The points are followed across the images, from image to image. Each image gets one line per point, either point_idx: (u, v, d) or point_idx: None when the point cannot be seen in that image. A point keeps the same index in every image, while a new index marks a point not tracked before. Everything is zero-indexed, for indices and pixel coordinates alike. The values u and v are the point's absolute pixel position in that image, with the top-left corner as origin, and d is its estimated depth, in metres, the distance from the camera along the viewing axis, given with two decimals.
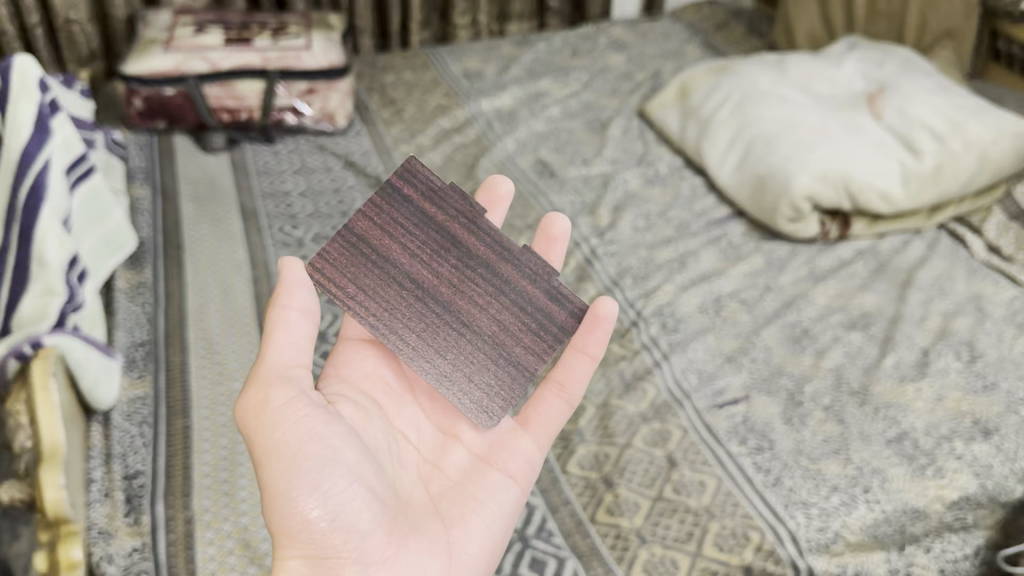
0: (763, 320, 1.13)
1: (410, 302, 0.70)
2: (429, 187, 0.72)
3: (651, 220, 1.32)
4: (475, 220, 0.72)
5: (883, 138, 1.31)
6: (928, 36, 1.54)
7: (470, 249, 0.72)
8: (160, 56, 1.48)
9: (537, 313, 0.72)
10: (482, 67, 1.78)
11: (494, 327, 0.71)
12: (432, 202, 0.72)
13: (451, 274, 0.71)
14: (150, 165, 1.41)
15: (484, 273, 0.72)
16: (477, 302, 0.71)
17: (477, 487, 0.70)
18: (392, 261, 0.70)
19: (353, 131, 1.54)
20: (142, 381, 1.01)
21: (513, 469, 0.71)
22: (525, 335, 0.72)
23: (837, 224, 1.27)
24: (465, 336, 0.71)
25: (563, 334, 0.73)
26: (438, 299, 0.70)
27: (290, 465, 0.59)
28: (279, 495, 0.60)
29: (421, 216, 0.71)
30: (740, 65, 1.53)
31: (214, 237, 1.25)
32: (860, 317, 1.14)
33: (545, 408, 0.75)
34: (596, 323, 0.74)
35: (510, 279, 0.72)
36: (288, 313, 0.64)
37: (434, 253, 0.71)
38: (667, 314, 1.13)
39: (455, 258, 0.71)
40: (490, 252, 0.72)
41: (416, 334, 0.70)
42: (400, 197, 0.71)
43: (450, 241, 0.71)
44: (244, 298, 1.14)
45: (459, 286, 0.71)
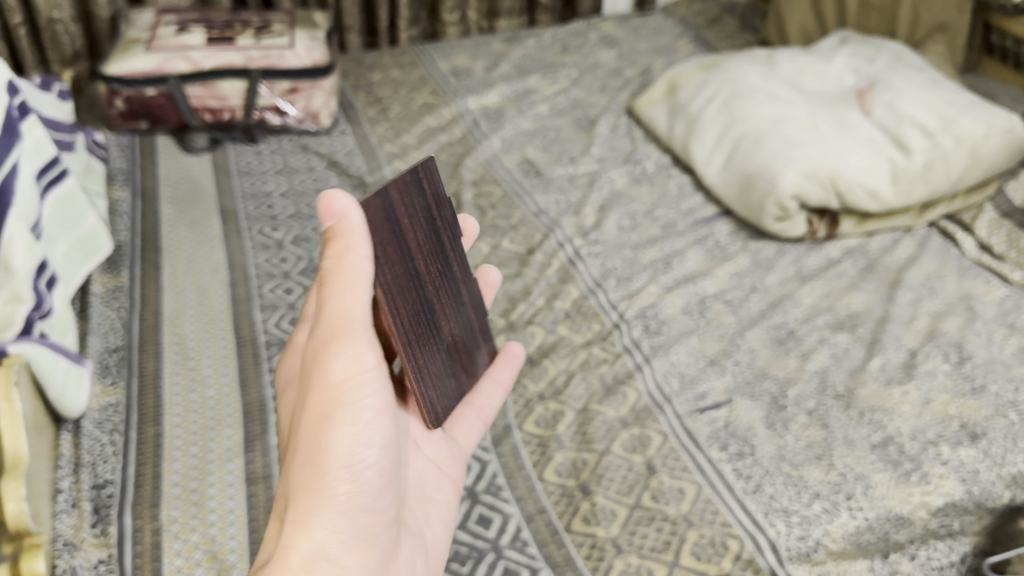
0: (748, 322, 1.11)
1: (410, 291, 0.65)
2: (437, 189, 0.68)
3: (637, 220, 1.30)
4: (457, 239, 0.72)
5: (873, 135, 1.29)
6: (920, 31, 1.51)
7: (447, 259, 0.71)
8: (142, 56, 1.46)
9: (471, 339, 0.76)
10: (470, 64, 1.76)
11: (450, 340, 0.72)
12: (438, 208, 0.68)
13: (435, 279, 0.69)
14: (131, 166, 1.39)
15: (451, 286, 0.72)
16: (444, 311, 0.71)
17: (431, 489, 0.71)
18: (406, 246, 0.65)
19: (338, 130, 1.52)
20: (115, 388, 1.00)
21: (457, 477, 0.74)
22: (463, 357, 0.75)
23: (826, 224, 1.25)
24: (433, 340, 0.69)
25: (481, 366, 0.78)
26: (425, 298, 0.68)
27: (356, 435, 0.58)
28: (333, 461, 0.57)
29: (428, 213, 0.67)
30: (729, 60, 1.50)
31: (192, 241, 1.23)
32: (847, 318, 1.11)
33: (471, 428, 0.76)
34: (510, 361, 0.81)
35: (462, 299, 0.74)
36: (363, 261, 0.58)
37: (430, 253, 0.68)
38: (650, 316, 1.11)
39: (438, 264, 0.70)
40: (457, 270, 0.73)
41: (406, 328, 0.65)
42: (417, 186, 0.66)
43: (440, 247, 0.69)
44: (220, 302, 1.12)
45: (438, 291, 0.70)
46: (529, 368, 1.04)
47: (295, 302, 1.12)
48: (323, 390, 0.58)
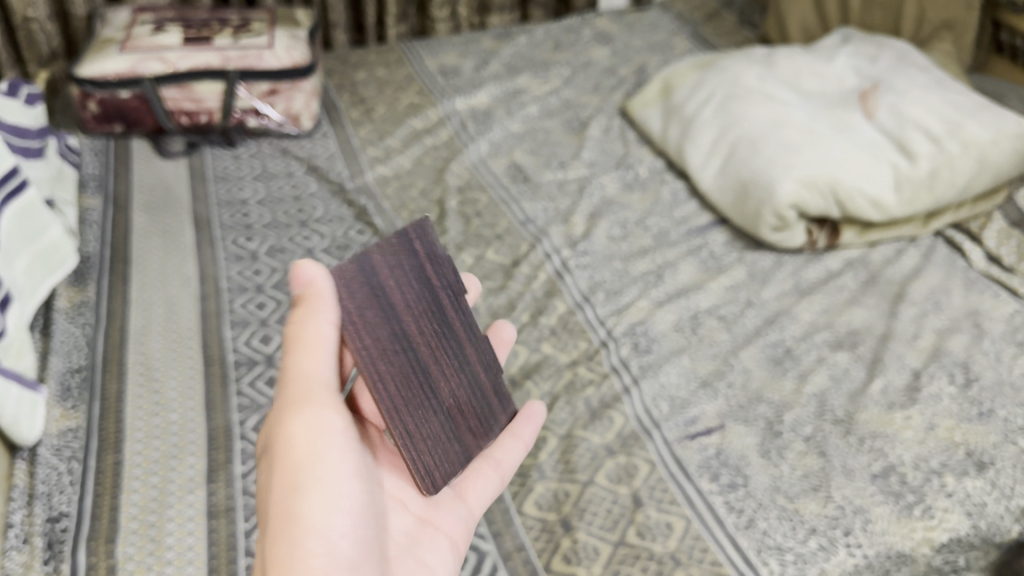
0: (743, 340, 1.05)
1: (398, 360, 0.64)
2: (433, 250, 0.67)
3: (628, 228, 1.25)
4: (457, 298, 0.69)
5: (875, 140, 1.23)
6: (926, 28, 1.45)
7: (452, 323, 0.68)
8: (115, 57, 1.39)
9: (485, 404, 0.71)
10: (459, 62, 1.70)
11: (453, 403, 0.67)
12: (433, 264, 0.66)
13: (434, 339, 0.66)
14: (104, 172, 1.34)
15: (454, 347, 0.68)
16: (447, 373, 0.67)
17: (424, 552, 0.66)
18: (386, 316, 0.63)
19: (320, 133, 1.47)
20: (76, 411, 0.95)
21: (451, 529, 0.68)
22: (473, 423, 0.69)
23: (826, 234, 1.19)
24: (432, 407, 0.66)
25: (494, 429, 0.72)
26: (417, 366, 0.65)
27: (320, 493, 0.57)
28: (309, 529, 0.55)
29: (423, 283, 0.65)
30: (726, 59, 1.44)
31: (164, 253, 1.18)
32: (848, 335, 1.06)
33: (481, 483, 0.71)
34: (530, 419, 0.74)
35: (472, 360, 0.69)
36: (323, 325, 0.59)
37: (425, 315, 0.66)
38: (639, 333, 1.05)
39: (439, 326, 0.67)
40: (465, 330, 0.69)
41: (389, 390, 0.62)
42: (408, 251, 0.65)
43: (439, 310, 0.67)
44: (190, 318, 1.07)
45: (438, 352, 0.66)
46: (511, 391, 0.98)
47: (267, 319, 1.08)
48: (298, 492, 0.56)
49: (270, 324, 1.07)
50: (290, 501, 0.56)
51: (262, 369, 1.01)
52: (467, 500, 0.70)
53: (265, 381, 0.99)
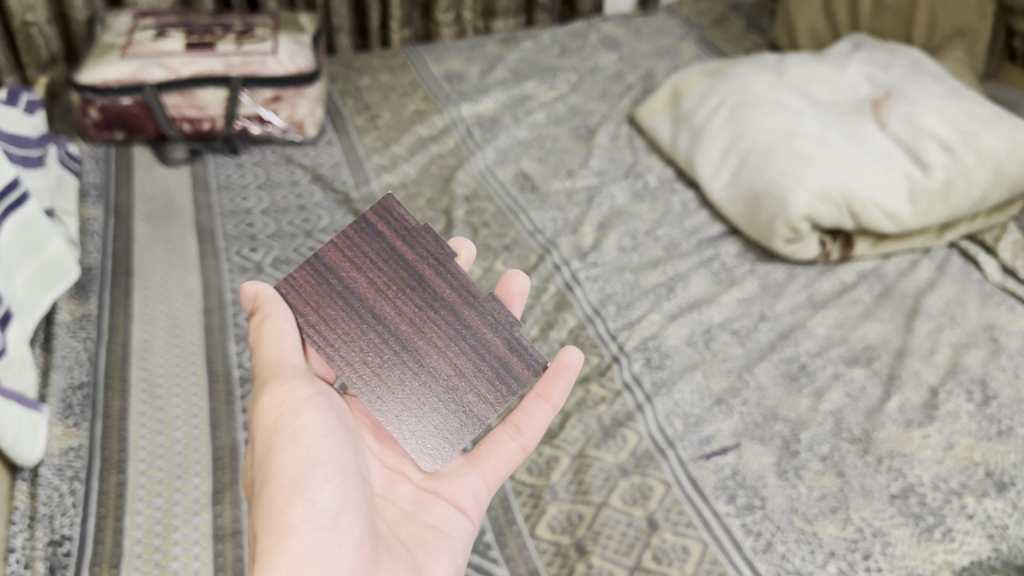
0: (757, 355, 1.03)
1: (370, 335, 0.71)
2: (402, 224, 0.74)
3: (638, 239, 1.23)
4: (442, 262, 0.73)
5: (889, 150, 1.21)
6: (938, 36, 1.43)
7: (435, 289, 0.72)
8: (117, 63, 1.37)
9: (492, 360, 0.71)
10: (464, 68, 1.68)
11: (448, 369, 0.71)
12: (403, 239, 0.73)
13: (412, 310, 0.72)
14: (106, 180, 1.32)
15: (445, 315, 0.72)
16: (435, 343, 0.71)
17: (432, 517, 0.71)
18: (356, 295, 0.72)
19: (324, 140, 1.45)
20: (78, 430, 0.93)
21: (462, 501, 0.73)
22: (479, 384, 0.70)
23: (839, 246, 1.17)
24: (419, 375, 0.71)
25: (518, 385, 0.70)
26: (398, 336, 0.71)
27: (304, 452, 0.62)
28: (289, 481, 0.60)
29: (389, 253, 0.73)
30: (736, 67, 1.42)
31: (166, 264, 1.16)
32: (863, 351, 1.04)
33: (498, 449, 0.76)
34: (562, 371, 0.74)
35: (471, 324, 0.72)
36: (278, 320, 0.70)
37: (399, 289, 0.72)
38: (652, 348, 1.04)
39: (420, 295, 0.72)
40: (455, 295, 0.72)
41: (365, 364, 0.71)
42: (372, 232, 0.74)
43: (415, 278, 0.72)
44: (193, 332, 1.06)
45: (418, 322, 0.71)
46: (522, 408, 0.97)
47: None
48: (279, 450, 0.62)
49: None
50: (270, 461, 0.62)
51: None
52: (482, 466, 0.75)
53: None
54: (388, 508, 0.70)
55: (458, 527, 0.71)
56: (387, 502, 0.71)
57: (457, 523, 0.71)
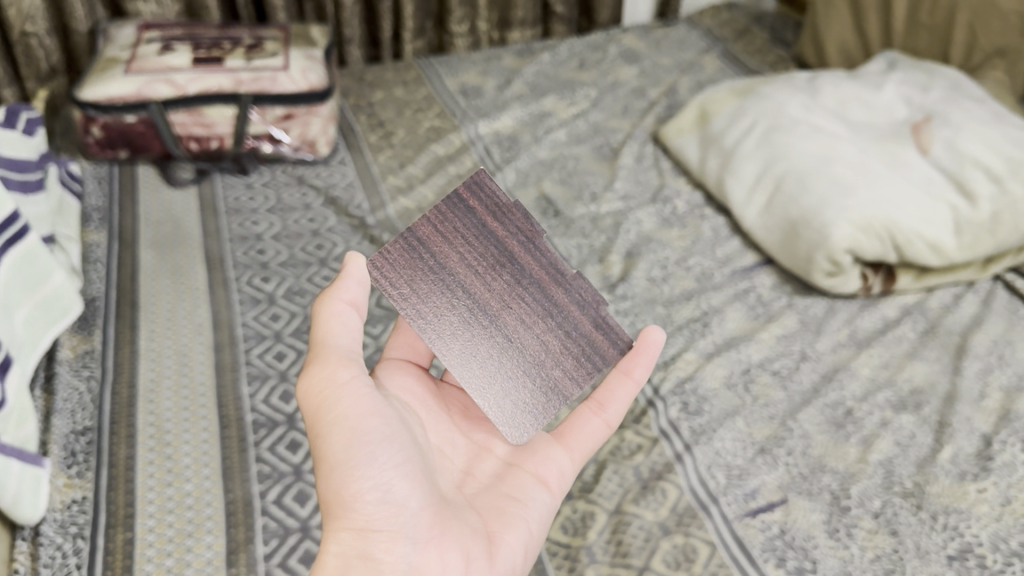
0: (800, 400, 0.98)
1: (460, 310, 0.68)
2: (492, 200, 0.71)
3: (668, 269, 1.17)
4: (532, 239, 0.70)
5: (931, 177, 1.15)
6: (976, 57, 1.36)
7: (523, 266, 0.70)
8: (121, 79, 1.31)
9: (581, 339, 0.69)
10: (480, 82, 1.62)
11: (536, 346, 0.68)
12: (494, 216, 0.71)
13: (503, 288, 0.69)
14: (109, 203, 1.27)
15: (535, 292, 0.69)
16: (524, 321, 0.69)
17: (513, 488, 0.69)
18: (447, 269, 0.69)
19: (337, 160, 1.40)
20: (82, 480, 0.87)
21: (546, 475, 0.71)
22: (566, 360, 0.68)
23: (881, 278, 1.12)
24: (508, 353, 0.68)
25: (604, 364, 0.69)
26: (487, 313, 0.68)
27: (349, 436, 0.61)
28: (337, 464, 0.60)
29: (481, 228, 0.70)
30: (767, 86, 1.36)
31: (174, 295, 1.10)
32: (911, 395, 0.99)
33: (583, 426, 0.74)
34: (643, 348, 0.73)
35: (560, 302, 0.69)
36: (338, 305, 0.66)
37: (491, 266, 0.69)
38: (688, 391, 0.98)
39: (510, 273, 0.69)
40: (544, 273, 0.70)
41: (452, 340, 0.67)
42: (464, 208, 0.71)
43: (506, 256, 0.70)
44: (203, 372, 1.00)
45: (509, 300, 0.69)
46: None
47: (287, 372, 1.00)
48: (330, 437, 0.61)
49: (290, 377, 0.99)
50: (320, 445, 0.62)
51: (283, 431, 0.93)
52: (568, 444, 0.73)
53: (287, 445, 0.91)
54: (468, 481, 0.70)
55: (537, 497, 0.69)
56: (467, 475, 0.70)
57: (536, 494, 0.69)
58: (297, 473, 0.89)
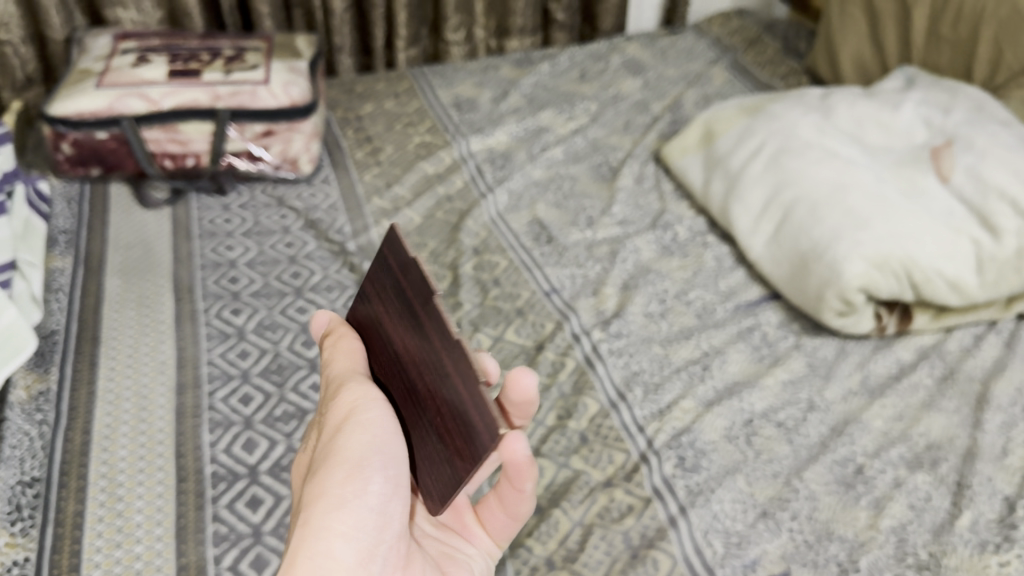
0: (806, 456, 0.90)
1: (396, 371, 0.62)
2: (401, 259, 0.59)
3: (667, 302, 1.10)
4: (429, 305, 0.56)
5: (952, 209, 1.06)
6: (1000, 75, 1.26)
7: (427, 335, 0.57)
8: (92, 93, 1.24)
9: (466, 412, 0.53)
10: (475, 93, 1.55)
11: (437, 420, 0.57)
12: (403, 275, 0.59)
13: (413, 351, 0.59)
14: (78, 225, 1.20)
15: (433, 355, 0.57)
16: (430, 389, 0.57)
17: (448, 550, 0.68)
18: (389, 335, 0.62)
19: (320, 178, 1.32)
20: (26, 538, 0.81)
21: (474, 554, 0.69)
22: (454, 436, 0.55)
23: (896, 318, 1.04)
24: (426, 433, 0.59)
25: (483, 453, 0.52)
26: (406, 372, 0.60)
27: (373, 440, 0.59)
28: (348, 461, 0.57)
29: (397, 291, 0.59)
30: (778, 104, 1.27)
31: (137, 329, 1.03)
32: (926, 450, 0.90)
33: (494, 519, 0.71)
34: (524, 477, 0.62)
35: (444, 368, 0.55)
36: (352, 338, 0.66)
37: (408, 325, 0.59)
38: (685, 445, 0.90)
39: (415, 339, 0.58)
40: (442, 352, 0.55)
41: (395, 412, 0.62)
42: (386, 270, 0.61)
43: (414, 324, 0.58)
44: (163, 417, 0.93)
45: (420, 364, 0.59)
46: (536, 521, 0.84)
47: (252, 418, 0.93)
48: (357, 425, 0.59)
49: (255, 425, 0.92)
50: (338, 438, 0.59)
51: (243, 485, 0.86)
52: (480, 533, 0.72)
53: (247, 501, 0.85)
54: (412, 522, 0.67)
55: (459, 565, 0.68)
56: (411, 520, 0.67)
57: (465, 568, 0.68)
58: (256, 534, 0.82)
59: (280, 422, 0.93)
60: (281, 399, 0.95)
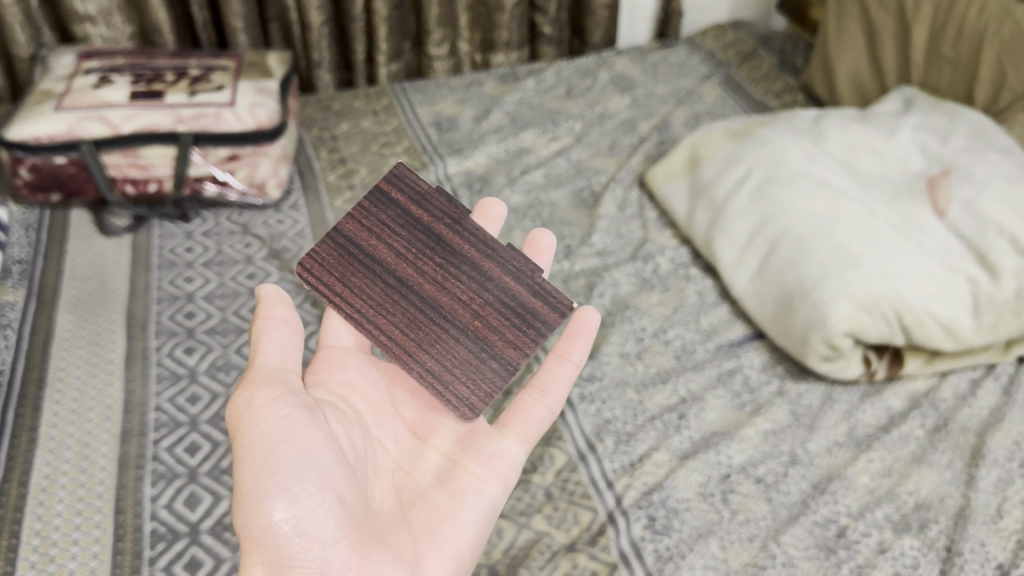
0: (785, 517, 0.84)
1: (396, 299, 0.74)
2: (415, 190, 0.77)
3: (644, 342, 1.04)
4: (459, 221, 0.77)
5: (948, 245, 1.00)
6: (1003, 99, 1.19)
7: (455, 248, 0.76)
8: (50, 116, 1.19)
9: (518, 306, 0.75)
10: (457, 112, 1.49)
11: (476, 322, 0.74)
12: (418, 204, 0.76)
13: (433, 271, 0.75)
14: (34, 253, 1.15)
15: (467, 270, 0.75)
16: (460, 298, 0.74)
17: (451, 490, 0.71)
18: (380, 261, 0.75)
19: (289, 204, 1.28)
20: None
21: (490, 475, 0.72)
22: (506, 328, 0.74)
23: (886, 363, 0.98)
24: (454, 337, 0.73)
25: (547, 329, 0.74)
26: (422, 294, 0.74)
27: (261, 465, 0.62)
28: (246, 496, 0.62)
29: (408, 217, 0.76)
30: (767, 128, 1.21)
31: (85, 369, 0.98)
32: (915, 511, 0.84)
33: (528, 413, 0.78)
34: (580, 331, 0.80)
35: (491, 274, 0.75)
36: (271, 323, 0.70)
37: (419, 252, 0.75)
38: (656, 504, 0.84)
39: (439, 256, 0.75)
40: (473, 251, 0.76)
41: (399, 336, 0.73)
42: (387, 201, 0.76)
43: (435, 240, 0.76)
44: (105, 467, 0.88)
45: (441, 280, 0.74)
46: None
47: (197, 470, 0.88)
48: (247, 454, 0.63)
49: (199, 478, 0.88)
50: (237, 472, 0.63)
51: (183, 544, 0.82)
52: (513, 431, 0.76)
53: (186, 564, 0.80)
54: (407, 482, 0.72)
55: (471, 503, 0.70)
56: (409, 476, 0.72)
57: (475, 496, 0.71)
58: None
59: (226, 475, 0.88)
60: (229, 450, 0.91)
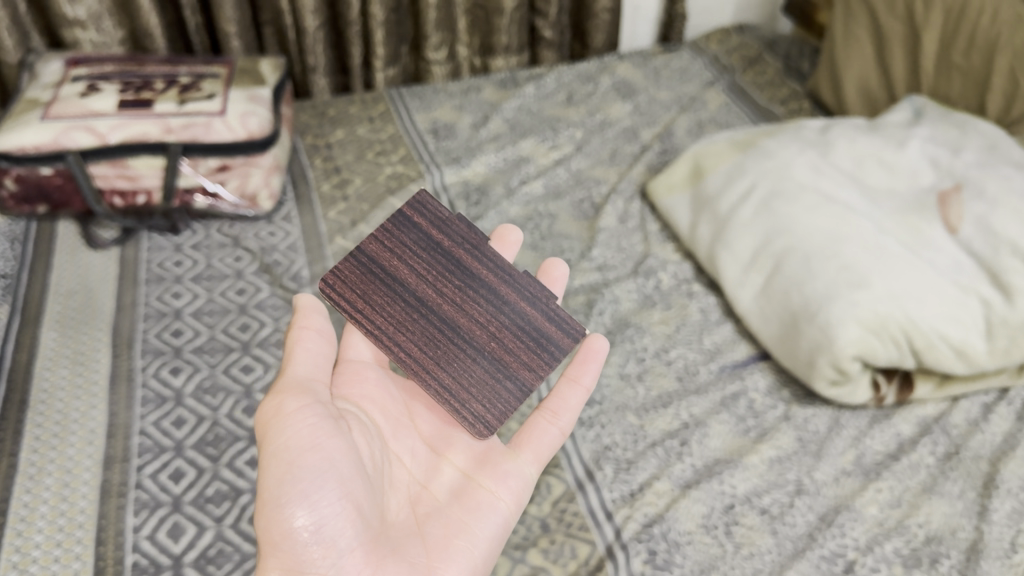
0: (790, 551, 0.81)
1: (415, 319, 0.71)
2: (437, 216, 0.74)
3: (645, 362, 1.00)
4: (477, 246, 0.74)
5: (959, 263, 0.97)
6: (1016, 109, 1.16)
7: (473, 271, 0.73)
8: (36, 126, 1.15)
9: (535, 331, 0.72)
10: (455, 119, 1.46)
11: (493, 343, 0.71)
12: (439, 229, 0.74)
13: (452, 293, 0.72)
14: (19, 267, 1.12)
15: (485, 293, 0.72)
16: (478, 320, 0.71)
17: (466, 505, 0.68)
18: (399, 281, 0.72)
19: (281, 215, 1.25)
20: None
21: (506, 492, 0.70)
22: (522, 351, 0.71)
23: (896, 388, 0.95)
24: (471, 357, 0.70)
25: (562, 354, 0.71)
26: (440, 315, 0.71)
27: (286, 471, 0.61)
28: (270, 501, 0.61)
29: (428, 240, 0.73)
30: (772, 140, 1.18)
31: (69, 390, 0.95)
32: (925, 545, 0.81)
33: (540, 434, 0.74)
34: (591, 356, 0.78)
35: (508, 298, 0.73)
36: (306, 332, 0.69)
37: (439, 274, 0.72)
38: (656, 538, 0.81)
39: (459, 279, 0.72)
40: (491, 274, 0.73)
41: (417, 353, 0.70)
42: (408, 224, 0.74)
43: (455, 264, 0.73)
44: (86, 495, 0.85)
45: (460, 302, 0.72)
46: None
47: (181, 498, 0.86)
48: (273, 458, 0.62)
49: (182, 506, 0.85)
50: (262, 477, 0.62)
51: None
52: (527, 450, 0.73)
53: None
54: (423, 495, 0.69)
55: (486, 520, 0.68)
56: (424, 489, 0.70)
57: (490, 512, 0.68)
58: None
59: (211, 504, 0.85)
60: (213, 477, 0.88)
